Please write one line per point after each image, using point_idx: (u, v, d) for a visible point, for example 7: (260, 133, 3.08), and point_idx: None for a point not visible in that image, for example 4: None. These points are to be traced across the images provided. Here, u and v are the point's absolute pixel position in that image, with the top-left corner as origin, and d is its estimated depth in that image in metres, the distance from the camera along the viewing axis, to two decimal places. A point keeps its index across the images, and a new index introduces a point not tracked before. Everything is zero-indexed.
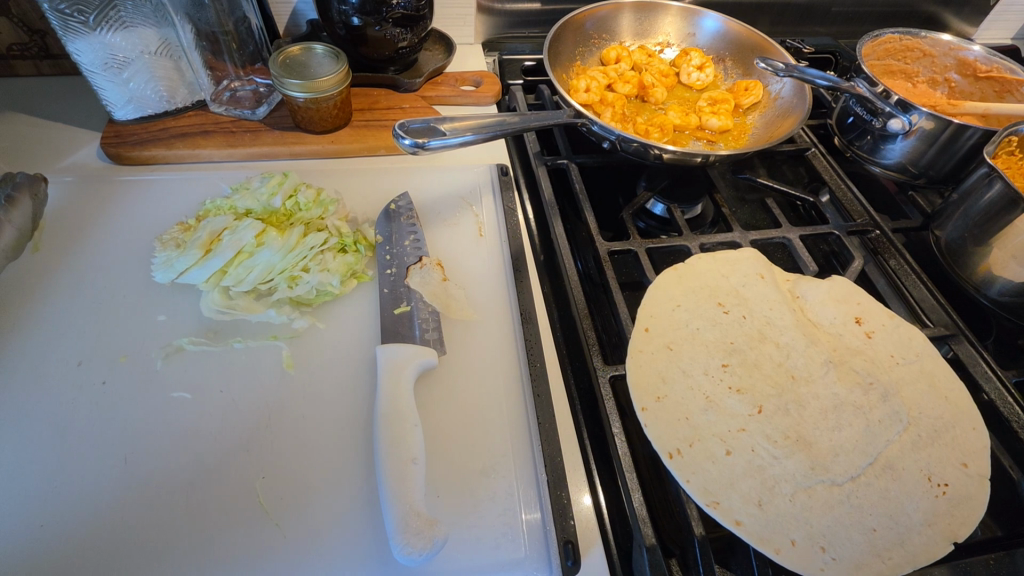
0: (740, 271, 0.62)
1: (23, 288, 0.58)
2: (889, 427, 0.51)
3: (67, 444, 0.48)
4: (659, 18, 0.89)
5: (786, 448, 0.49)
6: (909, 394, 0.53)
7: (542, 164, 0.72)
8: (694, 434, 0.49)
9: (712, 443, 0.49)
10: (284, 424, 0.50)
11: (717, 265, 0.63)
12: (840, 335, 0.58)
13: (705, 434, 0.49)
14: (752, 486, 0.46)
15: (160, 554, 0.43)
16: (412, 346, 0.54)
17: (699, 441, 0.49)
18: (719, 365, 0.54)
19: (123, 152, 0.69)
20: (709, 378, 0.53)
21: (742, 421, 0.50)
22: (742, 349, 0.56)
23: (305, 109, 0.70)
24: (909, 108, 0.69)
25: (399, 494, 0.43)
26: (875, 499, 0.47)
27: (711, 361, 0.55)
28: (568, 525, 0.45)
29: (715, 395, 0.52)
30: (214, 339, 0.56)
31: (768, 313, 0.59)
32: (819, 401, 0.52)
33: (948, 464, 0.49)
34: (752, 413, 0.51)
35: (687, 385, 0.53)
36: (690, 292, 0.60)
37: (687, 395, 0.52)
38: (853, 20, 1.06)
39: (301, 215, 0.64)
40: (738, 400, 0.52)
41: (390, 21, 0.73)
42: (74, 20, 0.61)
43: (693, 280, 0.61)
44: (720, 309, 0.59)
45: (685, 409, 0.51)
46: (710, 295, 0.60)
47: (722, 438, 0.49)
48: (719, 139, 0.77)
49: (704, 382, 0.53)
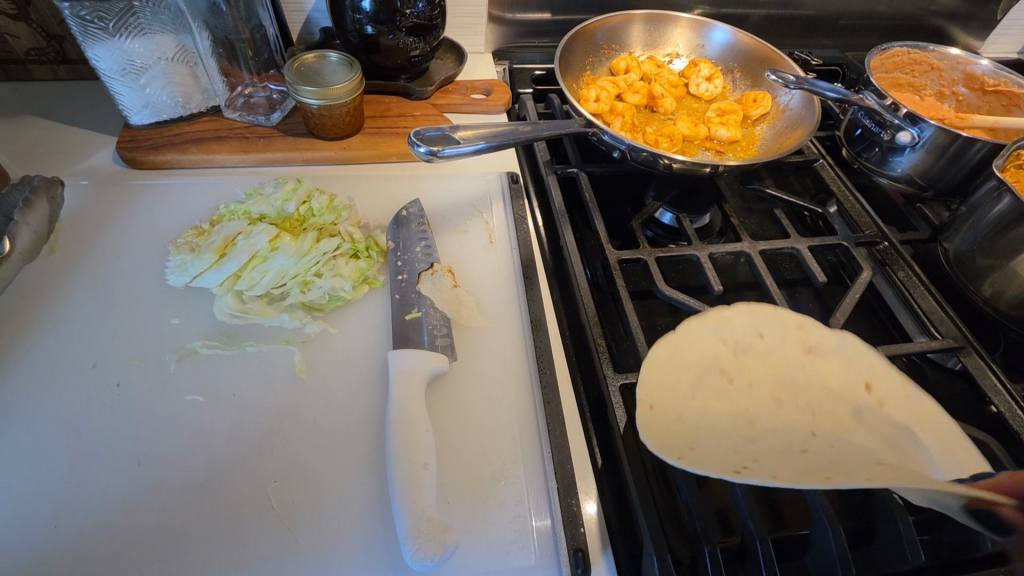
0: (738, 332, 0.54)
1: (38, 290, 0.59)
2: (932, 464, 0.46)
3: (82, 445, 0.48)
4: (669, 29, 0.89)
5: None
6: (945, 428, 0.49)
7: (552, 172, 0.72)
8: (748, 462, 0.45)
9: (773, 446, 0.47)
10: (296, 428, 0.51)
11: (718, 323, 0.54)
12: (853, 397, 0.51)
13: (760, 452, 0.46)
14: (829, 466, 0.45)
15: (173, 556, 0.44)
16: (424, 352, 0.54)
17: (757, 462, 0.45)
18: (738, 436, 0.47)
19: (139, 156, 0.70)
20: (733, 449, 0.46)
21: (786, 470, 0.44)
22: (754, 413, 0.50)
23: (319, 116, 0.71)
24: (916, 121, 0.70)
25: (411, 500, 0.43)
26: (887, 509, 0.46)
27: (730, 434, 0.47)
28: (578, 532, 0.45)
29: (751, 442, 0.47)
30: (227, 342, 0.56)
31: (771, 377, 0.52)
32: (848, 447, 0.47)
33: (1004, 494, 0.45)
34: (814, 480, 0.43)
35: (716, 436, 0.47)
36: (688, 365, 0.51)
37: (720, 447, 0.46)
38: (860, 32, 1.08)
39: (314, 221, 0.64)
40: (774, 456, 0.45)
41: (403, 30, 0.74)
42: (93, 25, 0.62)
43: (687, 349, 0.52)
44: (722, 377, 0.52)
45: (727, 458, 0.45)
46: (709, 364, 0.52)
47: (778, 446, 0.47)
48: (728, 149, 0.78)
49: (731, 447, 0.46)
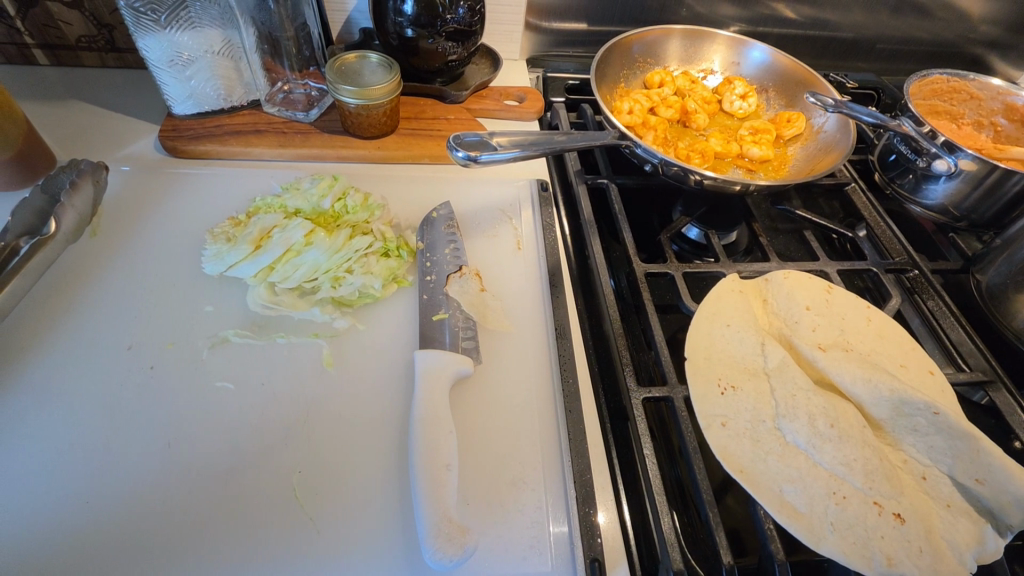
0: (860, 474, 0.49)
1: (80, 271, 0.61)
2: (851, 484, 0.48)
3: (115, 424, 0.50)
4: (707, 46, 0.90)
5: (828, 462, 0.50)
6: (886, 496, 0.48)
7: (582, 182, 0.73)
8: (848, 487, 0.48)
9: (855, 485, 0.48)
10: (321, 422, 0.52)
11: (851, 456, 0.50)
12: (876, 512, 0.47)
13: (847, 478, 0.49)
14: (850, 488, 0.48)
15: (198, 541, 0.44)
16: (450, 354, 0.55)
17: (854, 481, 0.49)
18: (853, 481, 0.49)
19: (179, 145, 0.72)
20: (831, 476, 0.49)
21: (847, 487, 0.48)
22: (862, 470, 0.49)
23: (356, 115, 0.72)
24: (954, 149, 0.69)
25: (433, 499, 0.44)
26: (921, 537, 0.46)
27: (841, 481, 0.49)
28: (595, 543, 0.46)
29: (845, 490, 0.48)
30: (258, 332, 0.57)
31: (872, 474, 0.49)
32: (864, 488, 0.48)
33: (906, 506, 0.48)
34: (872, 498, 0.48)
35: (848, 469, 0.49)
36: (860, 462, 0.49)
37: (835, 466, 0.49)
38: (897, 57, 1.07)
39: (348, 218, 0.65)
40: (856, 496, 0.48)
41: (442, 35, 0.75)
42: (146, 17, 0.64)
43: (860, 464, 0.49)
44: (852, 489, 0.48)
45: (838, 476, 0.49)
46: (854, 480, 0.49)
47: (848, 488, 0.48)
48: (759, 168, 0.78)
49: (835, 476, 0.49)
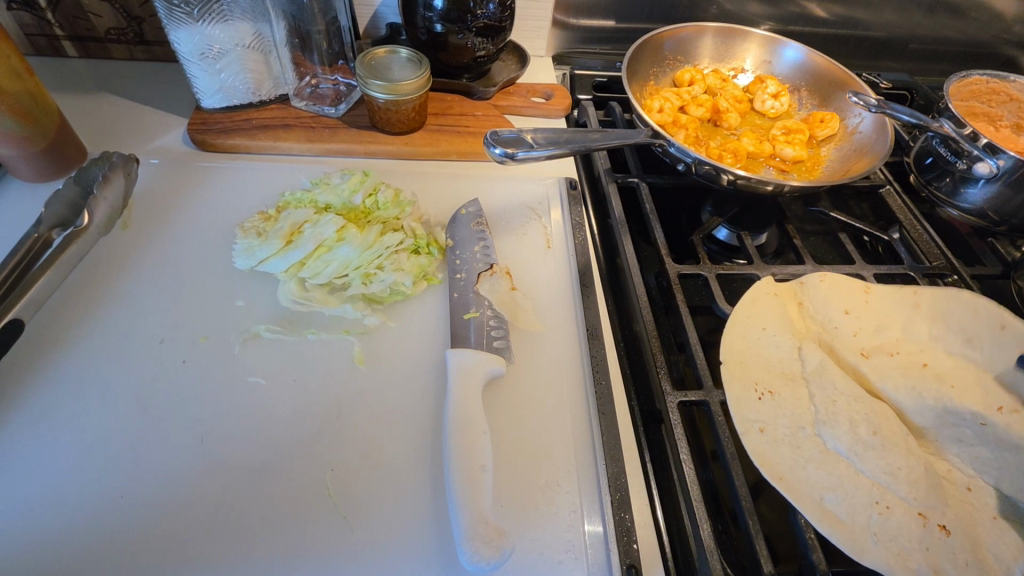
0: (904, 484, 0.47)
1: (111, 264, 0.60)
2: (895, 494, 0.47)
3: (148, 418, 0.50)
4: (739, 44, 0.88)
5: (870, 471, 0.48)
6: (929, 507, 0.47)
7: (612, 181, 0.72)
8: (892, 498, 0.47)
9: (898, 496, 0.47)
10: (353, 420, 0.51)
11: (893, 464, 0.48)
12: (918, 522, 0.46)
13: (890, 489, 0.47)
14: (893, 497, 0.47)
15: (231, 538, 0.44)
16: (482, 353, 0.54)
17: (896, 490, 0.47)
18: (896, 491, 0.47)
19: (208, 139, 0.72)
20: (873, 486, 0.48)
21: (890, 498, 0.47)
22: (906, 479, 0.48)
23: (385, 110, 0.72)
24: (996, 151, 0.67)
25: (469, 501, 0.43)
26: (966, 551, 0.45)
27: (884, 490, 0.47)
28: (631, 548, 0.45)
29: (887, 500, 0.47)
30: (289, 328, 0.57)
31: (914, 483, 0.47)
32: (907, 499, 0.47)
33: (950, 516, 0.47)
34: (915, 508, 0.47)
35: (890, 477, 0.48)
36: (902, 472, 0.48)
37: (878, 475, 0.48)
38: (931, 57, 1.05)
39: (378, 215, 0.65)
40: (900, 507, 0.47)
41: (473, 30, 0.74)
42: (179, 9, 0.64)
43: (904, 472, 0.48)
44: (894, 499, 0.47)
45: (880, 487, 0.48)
46: (895, 490, 0.47)
47: (890, 497, 0.47)
48: (792, 169, 0.77)
49: (877, 485, 0.48)
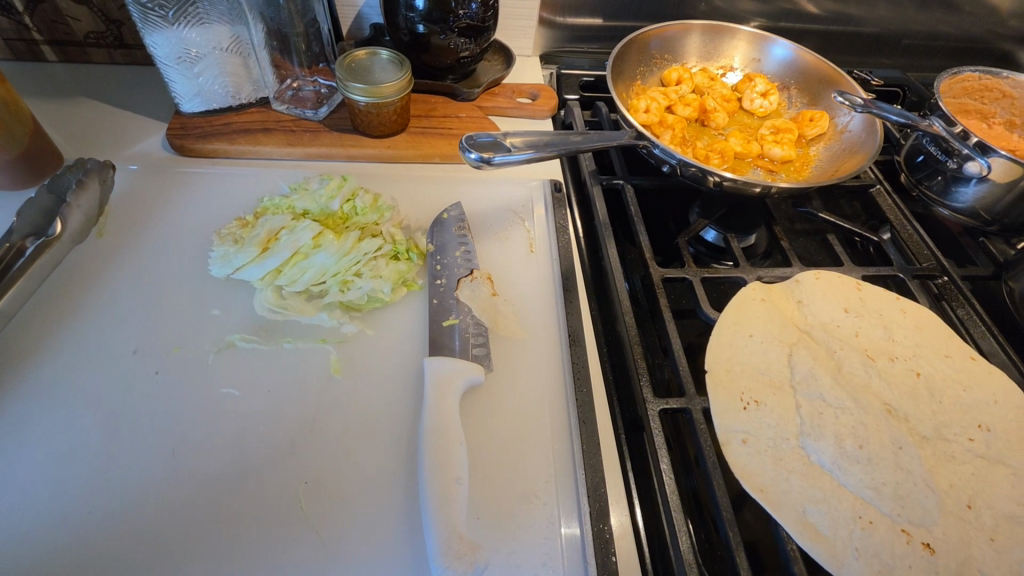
0: (887, 500, 0.47)
1: (86, 273, 0.60)
2: (877, 509, 0.47)
3: (118, 430, 0.49)
4: (727, 41, 0.87)
5: (852, 485, 0.48)
6: (912, 521, 0.46)
7: (597, 183, 0.71)
8: (874, 511, 0.46)
9: (880, 510, 0.47)
10: (328, 431, 0.50)
11: (873, 479, 0.48)
12: (901, 537, 0.45)
13: (872, 503, 0.47)
14: (876, 511, 0.46)
15: (201, 554, 0.43)
16: (460, 362, 0.53)
17: (878, 504, 0.47)
18: (878, 505, 0.47)
19: (187, 144, 0.71)
20: (856, 499, 0.47)
21: (872, 511, 0.46)
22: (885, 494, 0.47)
23: (366, 113, 0.71)
24: (987, 151, 0.65)
25: (442, 516, 0.42)
26: (949, 566, 0.44)
27: (866, 505, 0.47)
28: (609, 561, 0.44)
29: (870, 514, 0.46)
30: (265, 337, 0.56)
31: (893, 498, 0.47)
32: (889, 513, 0.46)
33: (934, 529, 0.46)
34: (897, 523, 0.46)
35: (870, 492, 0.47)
36: (882, 487, 0.48)
37: (859, 489, 0.48)
38: (924, 52, 1.03)
39: (357, 220, 0.64)
40: (882, 521, 0.46)
41: (455, 30, 0.73)
42: (154, 13, 0.63)
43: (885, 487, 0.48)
44: (877, 513, 0.46)
45: (862, 500, 0.47)
46: (877, 504, 0.47)
47: (872, 511, 0.46)
48: (780, 169, 0.75)
49: (859, 498, 0.47)
